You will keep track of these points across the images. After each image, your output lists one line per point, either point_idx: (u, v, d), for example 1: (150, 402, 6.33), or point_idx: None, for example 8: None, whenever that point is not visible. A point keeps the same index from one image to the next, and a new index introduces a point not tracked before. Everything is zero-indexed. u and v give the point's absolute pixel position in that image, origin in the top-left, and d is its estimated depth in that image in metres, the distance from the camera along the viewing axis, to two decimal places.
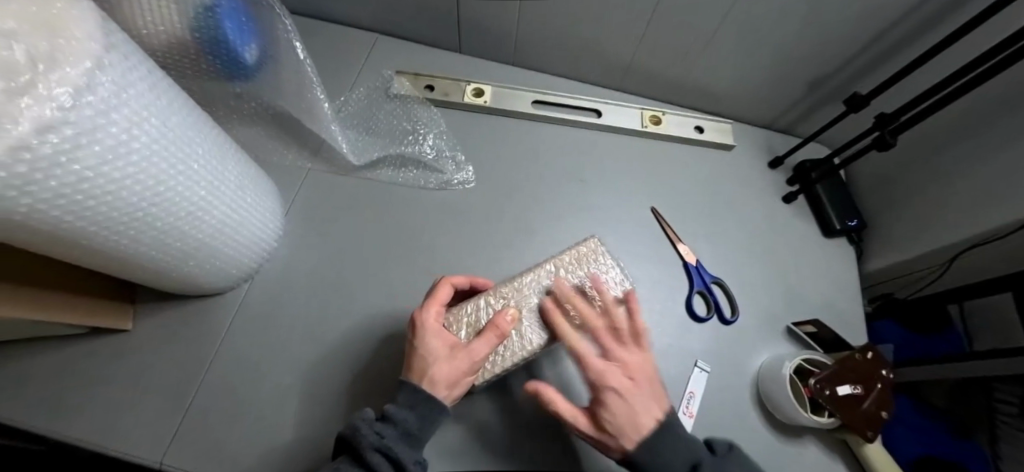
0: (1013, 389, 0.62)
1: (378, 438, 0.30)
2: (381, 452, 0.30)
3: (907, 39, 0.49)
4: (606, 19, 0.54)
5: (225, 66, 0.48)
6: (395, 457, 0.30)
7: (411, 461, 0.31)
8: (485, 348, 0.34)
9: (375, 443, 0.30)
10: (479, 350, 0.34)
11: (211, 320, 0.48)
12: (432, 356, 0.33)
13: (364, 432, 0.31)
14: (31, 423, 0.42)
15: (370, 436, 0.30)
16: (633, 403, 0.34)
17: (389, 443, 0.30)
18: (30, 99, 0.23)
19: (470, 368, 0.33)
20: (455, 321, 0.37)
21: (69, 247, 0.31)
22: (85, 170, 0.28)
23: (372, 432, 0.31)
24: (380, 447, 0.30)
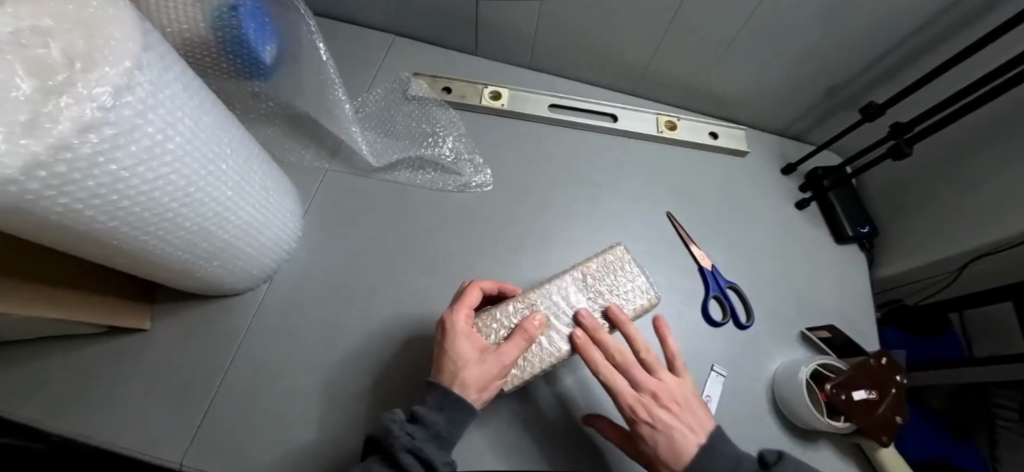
0: (1011, 394, 0.64)
1: (409, 439, 0.30)
2: (412, 453, 0.30)
3: (921, 50, 0.50)
4: (625, 24, 0.54)
5: (244, 65, 0.48)
6: (427, 458, 0.30)
7: (442, 462, 0.30)
8: (515, 353, 0.34)
9: (407, 444, 0.30)
10: (509, 354, 0.34)
11: (230, 320, 0.48)
12: (464, 359, 0.33)
13: (396, 432, 0.30)
14: (48, 422, 0.41)
15: (402, 437, 0.30)
16: (672, 431, 0.34)
17: (420, 443, 0.30)
18: (69, 99, 0.23)
19: (500, 372, 0.34)
20: (483, 326, 0.37)
21: (99, 247, 0.31)
22: (121, 170, 0.28)
23: (403, 433, 0.30)
24: (411, 448, 0.30)
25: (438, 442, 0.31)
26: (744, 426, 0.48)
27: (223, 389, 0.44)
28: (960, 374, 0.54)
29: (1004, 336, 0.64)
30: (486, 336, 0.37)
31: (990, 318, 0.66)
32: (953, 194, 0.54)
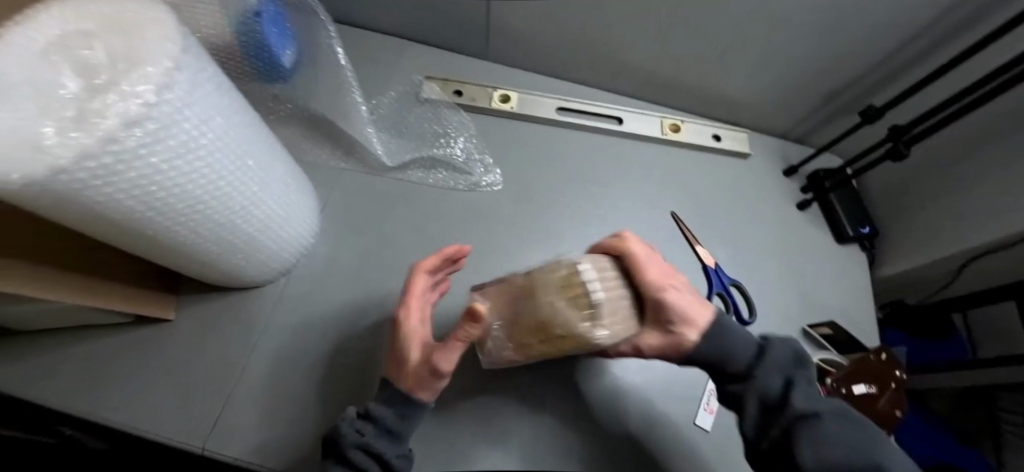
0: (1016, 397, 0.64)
1: (357, 437, 0.33)
2: (362, 449, 0.33)
3: (918, 55, 0.51)
4: (632, 29, 0.56)
5: (266, 69, 0.50)
6: (376, 453, 0.33)
7: (394, 455, 0.33)
8: (446, 359, 0.31)
9: (357, 442, 0.32)
10: (441, 360, 0.32)
11: (249, 311, 0.50)
12: (404, 359, 0.34)
13: (345, 432, 0.33)
14: (76, 408, 0.43)
15: (350, 435, 0.33)
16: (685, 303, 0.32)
17: (369, 439, 0.33)
18: (115, 96, 0.25)
19: (432, 375, 0.33)
20: (586, 274, 0.26)
21: (135, 237, 0.33)
22: (160, 163, 0.30)
23: (351, 430, 0.33)
24: (360, 444, 0.32)
25: (390, 436, 0.33)
26: None
27: (243, 377, 0.46)
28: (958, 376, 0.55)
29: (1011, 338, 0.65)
30: (583, 288, 0.26)
31: (998, 320, 0.67)
32: (953, 194, 0.55)
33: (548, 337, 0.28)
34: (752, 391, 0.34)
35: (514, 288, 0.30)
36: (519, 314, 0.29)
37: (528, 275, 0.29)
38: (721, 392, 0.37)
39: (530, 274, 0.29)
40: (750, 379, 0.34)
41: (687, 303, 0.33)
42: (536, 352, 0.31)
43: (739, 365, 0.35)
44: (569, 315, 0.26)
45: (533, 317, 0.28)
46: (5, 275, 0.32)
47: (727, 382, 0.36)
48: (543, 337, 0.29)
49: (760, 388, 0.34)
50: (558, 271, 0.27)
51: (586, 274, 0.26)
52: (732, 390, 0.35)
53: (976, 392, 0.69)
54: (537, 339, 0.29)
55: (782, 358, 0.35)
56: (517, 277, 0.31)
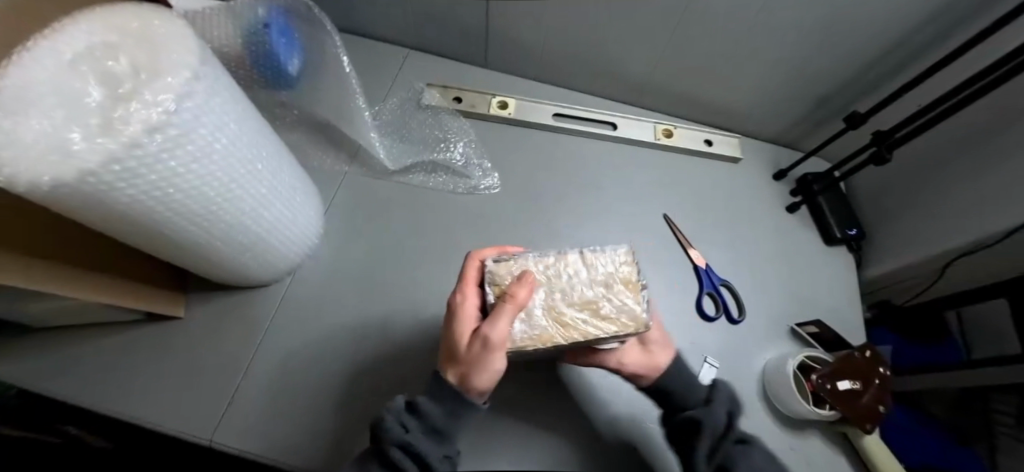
0: (1010, 398, 0.65)
1: (401, 433, 0.33)
2: (402, 447, 0.32)
3: (899, 63, 0.54)
4: (625, 38, 0.59)
5: (272, 77, 0.53)
6: (417, 451, 0.32)
7: (438, 457, 0.33)
8: (501, 329, 0.28)
9: (399, 438, 0.32)
10: (495, 332, 0.28)
11: (255, 309, 0.52)
12: (455, 345, 0.31)
13: (390, 425, 0.33)
14: (89, 402, 0.45)
15: (395, 430, 0.33)
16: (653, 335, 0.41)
17: (412, 437, 0.32)
18: (139, 104, 0.27)
19: (487, 355, 0.29)
20: (633, 271, 0.34)
21: (152, 236, 0.35)
22: (178, 167, 0.32)
23: (397, 426, 0.33)
24: (402, 443, 0.32)
25: (431, 435, 0.33)
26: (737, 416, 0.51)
27: (249, 373, 0.48)
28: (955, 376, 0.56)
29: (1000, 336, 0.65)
30: (632, 281, 0.33)
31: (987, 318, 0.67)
32: (934, 198, 0.57)
33: (588, 320, 0.31)
34: (706, 419, 0.37)
35: (559, 271, 0.33)
36: (563, 295, 0.32)
37: (575, 259, 0.34)
38: (675, 423, 0.40)
39: (575, 260, 0.34)
40: (705, 410, 0.38)
41: (654, 336, 0.42)
42: (564, 340, 0.30)
43: (695, 398, 0.40)
44: (619, 300, 0.32)
45: (580, 299, 0.32)
46: (34, 274, 0.34)
47: (681, 413, 0.40)
48: (581, 320, 0.31)
49: (714, 415, 0.38)
50: (610, 263, 0.34)
51: (635, 268, 0.34)
52: (687, 418, 0.38)
53: (971, 394, 0.70)
54: (574, 322, 0.31)
55: (723, 394, 0.40)
56: (562, 259, 0.34)
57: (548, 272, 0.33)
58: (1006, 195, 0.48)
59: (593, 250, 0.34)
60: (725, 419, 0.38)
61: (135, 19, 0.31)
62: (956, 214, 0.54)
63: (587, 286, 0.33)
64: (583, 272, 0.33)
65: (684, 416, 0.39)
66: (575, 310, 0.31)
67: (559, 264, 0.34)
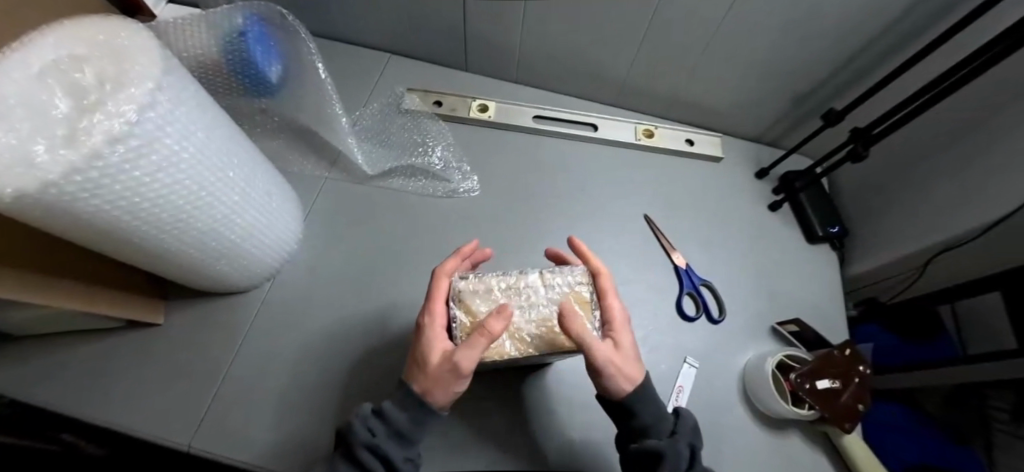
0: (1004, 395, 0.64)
1: (368, 436, 0.33)
2: (369, 450, 0.32)
3: (876, 59, 0.54)
4: (602, 40, 0.59)
5: (252, 85, 0.54)
6: (384, 453, 0.32)
7: (401, 459, 0.33)
8: (471, 361, 0.29)
9: (365, 441, 0.32)
10: (465, 362, 0.29)
11: (235, 315, 0.52)
12: (423, 362, 0.32)
13: (358, 429, 0.33)
14: (70, 408, 0.45)
15: (361, 434, 0.33)
16: (627, 348, 0.36)
17: (378, 441, 0.32)
18: (102, 115, 0.28)
19: (454, 376, 0.31)
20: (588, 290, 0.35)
21: (122, 244, 0.36)
22: (144, 176, 0.32)
23: (364, 429, 0.33)
24: (369, 445, 0.32)
25: (398, 438, 0.33)
26: (718, 416, 0.50)
27: (229, 380, 0.48)
28: (949, 374, 0.55)
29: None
30: (586, 300, 0.35)
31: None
32: (915, 194, 0.57)
33: (543, 335, 0.33)
34: (670, 451, 0.35)
35: (519, 289, 0.34)
36: (520, 312, 0.33)
37: (534, 278, 0.34)
38: (634, 449, 0.36)
39: (535, 278, 0.35)
40: (669, 442, 0.36)
41: (628, 348, 0.36)
42: (519, 353, 0.32)
43: (663, 426, 0.37)
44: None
45: (536, 316, 0.33)
46: (11, 282, 0.34)
47: (639, 441, 0.36)
48: (536, 335, 0.33)
49: (677, 447, 0.35)
50: (568, 282, 0.35)
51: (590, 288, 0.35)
52: (647, 447, 0.35)
53: (966, 390, 0.69)
54: (529, 337, 0.33)
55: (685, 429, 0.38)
56: (522, 278, 0.34)
57: (508, 289, 0.34)
58: (987, 191, 0.48)
59: (551, 270, 0.35)
60: (687, 452, 0.36)
61: (100, 31, 0.31)
62: (938, 210, 0.54)
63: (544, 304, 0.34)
64: (541, 291, 0.34)
65: (645, 445, 0.36)
66: (531, 326, 0.33)
67: (519, 283, 0.34)
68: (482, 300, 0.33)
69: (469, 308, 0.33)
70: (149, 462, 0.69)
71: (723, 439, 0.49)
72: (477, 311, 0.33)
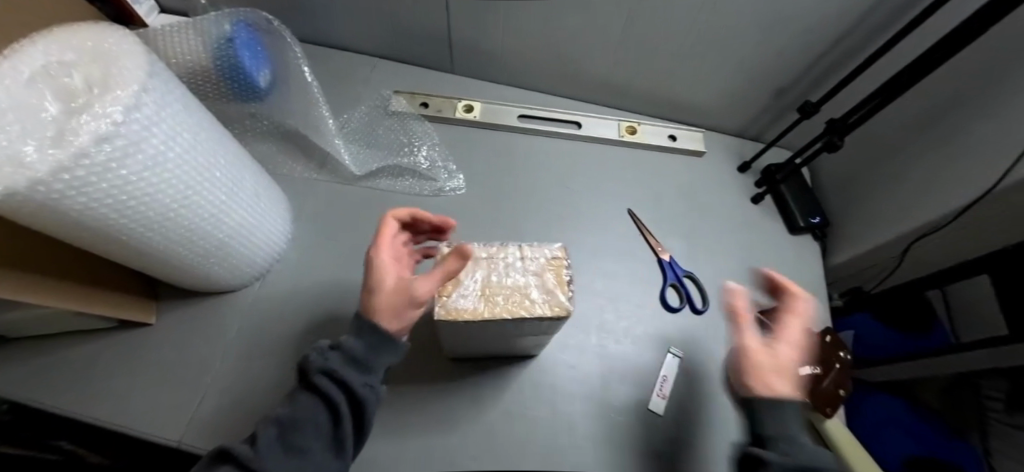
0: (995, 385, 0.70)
1: (323, 362, 0.32)
2: (327, 376, 0.32)
3: (847, 52, 0.55)
4: (582, 39, 0.60)
5: (242, 90, 0.56)
6: (341, 379, 0.31)
7: (359, 383, 0.32)
8: (429, 287, 0.31)
9: (322, 368, 0.32)
10: (422, 287, 0.31)
11: (225, 314, 0.53)
12: (377, 290, 0.32)
13: (313, 358, 0.33)
14: (62, 407, 0.46)
15: (317, 361, 0.32)
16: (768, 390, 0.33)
17: (334, 367, 0.32)
18: (88, 116, 0.29)
19: (412, 302, 0.32)
20: (566, 263, 0.37)
21: (111, 242, 0.37)
22: (129, 175, 0.33)
23: (319, 357, 0.33)
24: (325, 370, 0.32)
25: (360, 366, 0.32)
26: (698, 403, 0.51)
27: (218, 377, 0.49)
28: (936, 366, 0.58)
29: (985, 315, 0.67)
30: (564, 271, 0.36)
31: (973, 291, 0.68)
32: (891, 183, 0.58)
33: (517, 298, 0.33)
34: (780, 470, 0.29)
35: (499, 258, 0.36)
36: (498, 278, 0.35)
37: (514, 250, 0.37)
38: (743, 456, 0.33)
39: (514, 250, 0.37)
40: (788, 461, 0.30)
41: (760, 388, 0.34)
42: (492, 315, 0.32)
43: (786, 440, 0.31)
44: (548, 287, 0.34)
45: (513, 282, 0.34)
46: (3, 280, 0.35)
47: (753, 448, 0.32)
48: (510, 299, 0.33)
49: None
50: (545, 254, 0.37)
51: (568, 261, 0.37)
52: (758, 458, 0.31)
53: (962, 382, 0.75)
54: (504, 300, 0.33)
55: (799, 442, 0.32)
56: (503, 249, 0.37)
57: (488, 258, 0.36)
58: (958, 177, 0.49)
59: (531, 245, 0.38)
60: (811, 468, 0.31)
61: (88, 39, 0.33)
62: (912, 197, 0.55)
63: (521, 274, 0.35)
64: (519, 263, 0.36)
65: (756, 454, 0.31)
66: (507, 290, 0.34)
67: (499, 253, 0.37)
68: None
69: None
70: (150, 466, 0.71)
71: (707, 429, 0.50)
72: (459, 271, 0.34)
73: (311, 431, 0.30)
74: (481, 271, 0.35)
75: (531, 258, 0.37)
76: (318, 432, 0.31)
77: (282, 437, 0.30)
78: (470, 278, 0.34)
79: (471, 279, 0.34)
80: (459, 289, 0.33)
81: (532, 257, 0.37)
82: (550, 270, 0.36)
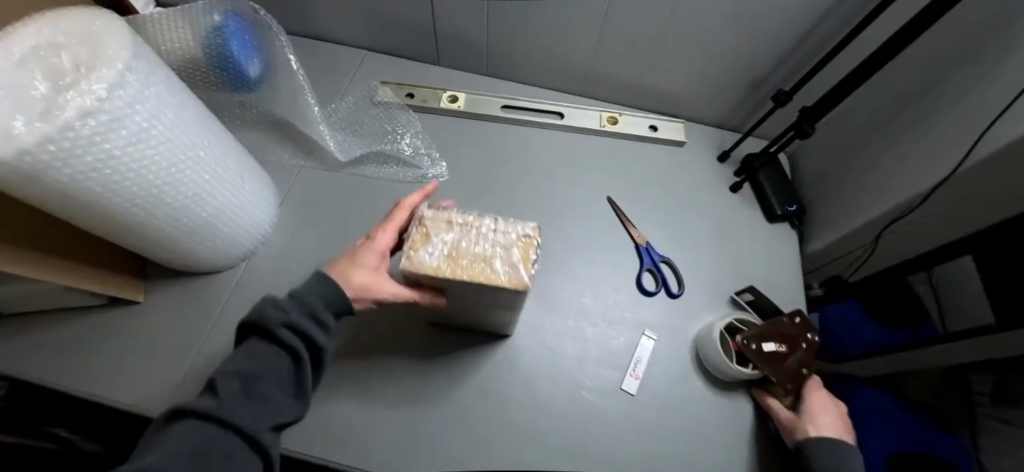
0: None
1: (285, 317, 0.35)
2: (289, 329, 0.34)
3: (821, 42, 0.56)
4: (563, 31, 0.62)
5: (232, 80, 0.57)
6: (303, 330, 0.35)
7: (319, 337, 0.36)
8: (399, 292, 0.38)
9: (284, 321, 0.34)
10: (395, 286, 0.39)
11: (211, 294, 0.55)
12: (362, 266, 0.39)
13: (272, 314, 0.35)
14: (51, 381, 0.48)
15: (278, 316, 0.35)
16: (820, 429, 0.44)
17: (297, 320, 0.35)
18: (75, 93, 0.31)
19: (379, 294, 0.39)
20: (537, 243, 0.36)
21: (97, 216, 0.38)
22: (113, 150, 0.34)
23: (279, 313, 0.35)
24: (287, 323, 0.34)
25: (318, 322, 0.36)
26: (671, 384, 0.52)
27: (202, 354, 0.50)
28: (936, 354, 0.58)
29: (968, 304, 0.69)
30: (532, 250, 0.36)
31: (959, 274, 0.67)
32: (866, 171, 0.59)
33: (481, 266, 0.34)
34: None
35: (474, 226, 0.36)
36: (468, 244, 0.35)
37: (490, 221, 0.37)
38: None
39: (489, 222, 0.37)
40: None
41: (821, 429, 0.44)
42: (453, 276, 0.33)
43: None
44: (513, 262, 0.35)
45: (480, 251, 0.35)
46: None
47: None
48: (473, 264, 0.34)
49: None
50: (519, 231, 0.36)
51: (539, 240, 0.36)
52: None
53: None
54: (467, 264, 0.34)
55: None
56: (480, 218, 0.37)
57: (463, 224, 0.36)
58: (927, 162, 0.49)
59: (507, 219, 0.37)
60: None
61: (77, 21, 0.35)
62: (884, 183, 0.56)
63: (490, 244, 0.35)
64: (492, 234, 0.36)
65: None
66: (473, 257, 0.34)
67: (475, 221, 0.36)
68: (440, 224, 0.36)
69: (425, 229, 0.36)
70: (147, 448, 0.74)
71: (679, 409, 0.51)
72: (432, 230, 0.35)
73: (274, 377, 0.33)
74: (452, 235, 0.35)
75: (504, 232, 0.36)
76: (281, 377, 0.33)
77: (245, 388, 0.32)
78: (440, 239, 0.35)
79: (440, 241, 0.35)
80: (426, 247, 0.35)
81: (506, 231, 0.36)
82: (517, 244, 0.36)
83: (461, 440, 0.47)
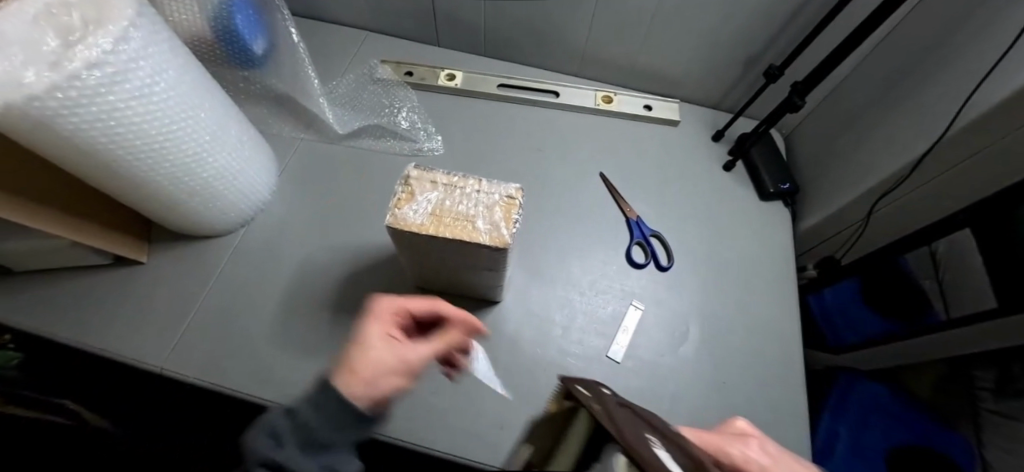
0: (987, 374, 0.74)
1: None
2: None
3: (815, 17, 0.56)
4: (558, 9, 0.63)
5: (236, 54, 0.59)
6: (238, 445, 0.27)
7: None
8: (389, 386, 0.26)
9: None
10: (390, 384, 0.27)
11: (211, 256, 0.57)
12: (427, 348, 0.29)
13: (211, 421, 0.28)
14: (57, 333, 0.50)
15: None
16: None
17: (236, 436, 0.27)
18: (82, 46, 0.33)
19: (397, 368, 0.27)
20: (520, 204, 0.37)
21: (103, 168, 0.40)
22: (117, 102, 0.36)
23: None
24: None
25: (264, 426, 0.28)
26: (654, 351, 0.53)
27: (201, 311, 0.53)
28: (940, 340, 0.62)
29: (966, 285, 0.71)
30: (514, 210, 0.37)
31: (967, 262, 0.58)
32: (857, 147, 0.59)
33: (462, 223, 0.35)
34: None
35: (458, 187, 0.37)
36: (452, 203, 0.36)
37: (474, 182, 0.38)
38: None
39: (473, 182, 0.38)
40: None
41: None
42: (436, 232, 0.34)
43: None
44: (494, 221, 0.35)
45: (463, 210, 0.36)
46: (16, 207, 0.40)
47: None
48: (456, 222, 0.35)
49: None
50: (501, 192, 0.37)
51: (522, 201, 0.37)
52: None
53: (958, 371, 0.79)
54: (449, 222, 0.35)
55: None
56: (463, 180, 0.38)
57: (448, 184, 0.37)
58: (915, 133, 0.49)
59: (491, 181, 0.38)
60: None
61: None
62: (873, 157, 0.56)
63: (473, 204, 0.36)
64: (475, 194, 0.37)
65: None
66: (456, 215, 0.35)
67: (460, 182, 0.37)
68: (425, 184, 0.37)
69: (411, 187, 0.37)
70: (154, 440, 0.81)
71: (661, 375, 0.52)
72: (417, 189, 0.37)
73: None
74: (437, 194, 0.36)
75: (485, 194, 0.37)
76: None
77: None
78: (424, 198, 0.36)
79: (425, 199, 0.36)
80: (412, 204, 0.36)
81: (487, 192, 0.37)
82: (499, 207, 0.36)
83: (446, 398, 0.48)
